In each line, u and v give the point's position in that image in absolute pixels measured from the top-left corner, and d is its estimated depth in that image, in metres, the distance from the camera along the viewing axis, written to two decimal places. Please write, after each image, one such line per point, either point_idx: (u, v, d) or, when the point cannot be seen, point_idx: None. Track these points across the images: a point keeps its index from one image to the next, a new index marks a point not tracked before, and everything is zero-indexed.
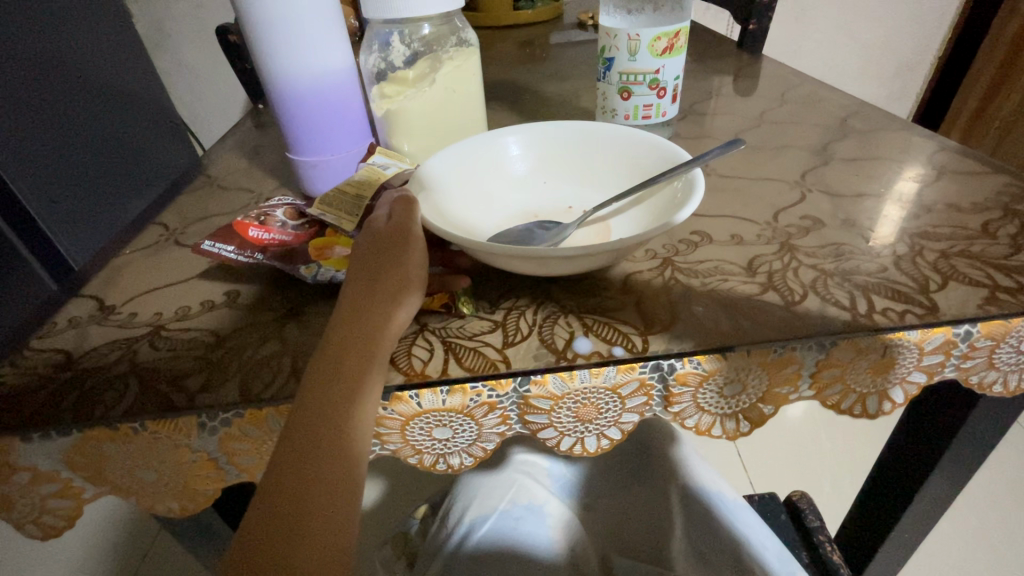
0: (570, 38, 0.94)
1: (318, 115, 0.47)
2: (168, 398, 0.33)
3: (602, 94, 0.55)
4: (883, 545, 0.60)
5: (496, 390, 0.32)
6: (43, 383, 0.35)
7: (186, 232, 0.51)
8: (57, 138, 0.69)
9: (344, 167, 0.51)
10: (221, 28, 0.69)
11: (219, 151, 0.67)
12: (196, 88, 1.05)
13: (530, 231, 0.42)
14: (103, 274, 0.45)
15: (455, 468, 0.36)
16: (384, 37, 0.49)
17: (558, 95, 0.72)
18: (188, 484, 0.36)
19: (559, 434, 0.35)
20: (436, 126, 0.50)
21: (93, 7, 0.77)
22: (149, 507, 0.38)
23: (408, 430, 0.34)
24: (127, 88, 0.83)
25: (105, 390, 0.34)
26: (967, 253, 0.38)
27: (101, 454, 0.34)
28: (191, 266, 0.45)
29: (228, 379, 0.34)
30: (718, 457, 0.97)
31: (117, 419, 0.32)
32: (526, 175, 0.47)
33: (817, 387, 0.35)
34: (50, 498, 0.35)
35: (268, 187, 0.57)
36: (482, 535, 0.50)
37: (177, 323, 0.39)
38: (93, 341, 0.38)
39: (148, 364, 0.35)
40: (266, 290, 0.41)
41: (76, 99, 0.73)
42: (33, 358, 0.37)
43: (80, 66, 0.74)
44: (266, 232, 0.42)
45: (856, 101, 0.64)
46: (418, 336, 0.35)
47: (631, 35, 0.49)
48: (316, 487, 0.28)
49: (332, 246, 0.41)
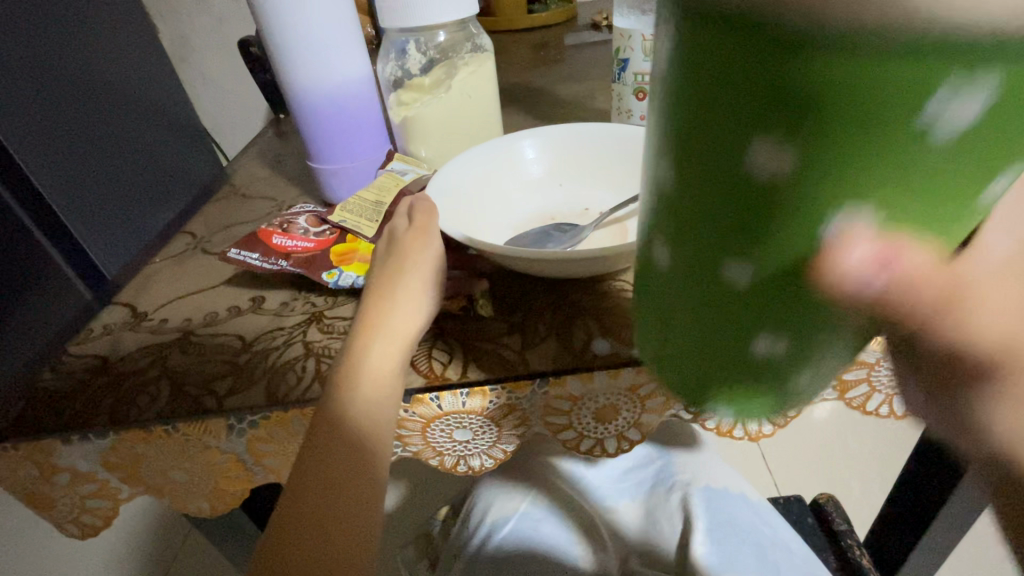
0: (584, 39, 0.95)
1: (336, 124, 0.48)
2: (199, 401, 0.34)
3: (617, 95, 0.55)
4: (915, 548, 0.59)
5: (515, 392, 0.33)
6: (81, 386, 0.37)
7: (212, 240, 0.53)
8: (84, 150, 0.71)
9: (364, 173, 0.52)
10: (242, 42, 0.71)
11: (243, 161, 0.69)
12: (219, 99, 1.08)
13: (547, 233, 0.42)
14: (134, 283, 0.47)
15: (476, 470, 0.37)
16: (401, 45, 0.49)
17: (573, 97, 0.72)
18: (218, 485, 0.38)
19: (579, 436, 0.35)
20: (453, 130, 0.50)
21: (120, 24, 0.80)
22: (181, 505, 0.39)
23: (430, 432, 0.34)
24: (155, 102, 0.86)
25: (140, 393, 0.35)
26: None
27: (135, 455, 0.35)
28: (217, 273, 0.47)
29: (255, 382, 0.35)
30: (740, 459, 0.96)
31: (150, 422, 0.33)
32: (542, 177, 0.47)
33: (841, 388, 0.34)
34: (90, 497, 0.37)
35: (290, 195, 0.59)
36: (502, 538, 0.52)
37: (205, 329, 0.40)
38: (127, 347, 0.39)
39: (178, 369, 0.37)
40: (290, 295, 0.42)
41: (107, 113, 0.75)
42: (71, 363, 0.39)
43: (108, 81, 0.77)
44: (289, 239, 0.43)
45: None
46: (437, 339, 0.36)
47: (645, 35, 0.48)
48: (342, 489, 0.29)
49: (354, 251, 0.42)
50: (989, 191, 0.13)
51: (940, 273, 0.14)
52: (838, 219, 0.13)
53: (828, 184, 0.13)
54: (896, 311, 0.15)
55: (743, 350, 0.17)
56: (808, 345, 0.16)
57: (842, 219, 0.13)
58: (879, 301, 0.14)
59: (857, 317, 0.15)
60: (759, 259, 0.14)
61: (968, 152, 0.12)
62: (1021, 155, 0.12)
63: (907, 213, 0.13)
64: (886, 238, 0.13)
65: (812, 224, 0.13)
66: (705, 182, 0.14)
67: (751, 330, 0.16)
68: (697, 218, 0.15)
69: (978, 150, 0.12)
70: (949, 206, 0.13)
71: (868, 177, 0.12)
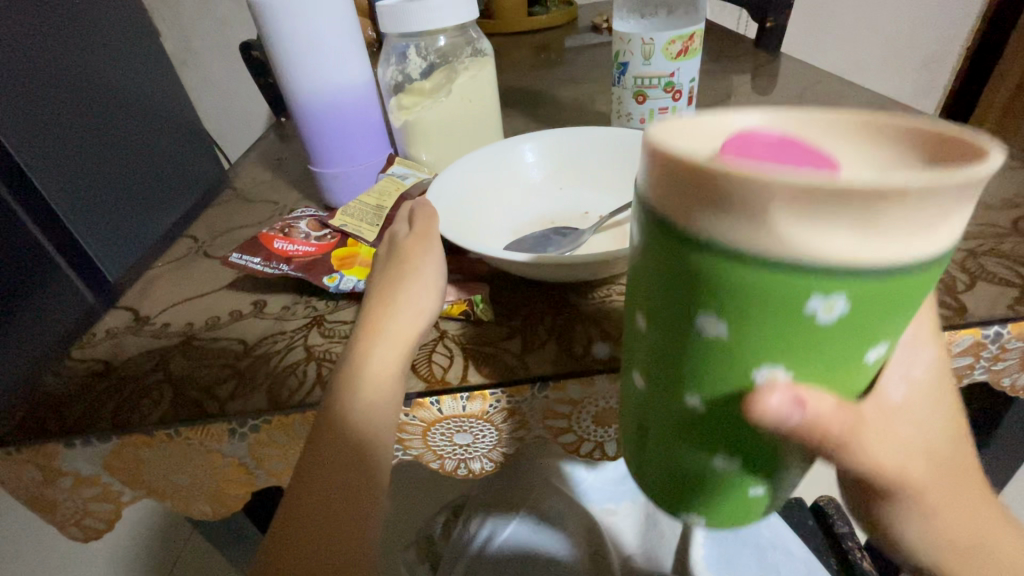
0: (585, 42, 0.95)
1: (337, 128, 0.49)
2: (202, 405, 0.34)
3: (616, 98, 0.55)
4: None
5: (515, 396, 0.33)
6: (84, 390, 0.37)
7: (214, 244, 0.53)
8: (86, 153, 0.71)
9: (365, 178, 0.52)
10: (244, 46, 0.71)
11: (245, 165, 0.69)
12: (221, 102, 1.08)
13: (547, 237, 0.42)
14: (137, 286, 0.47)
15: (476, 473, 0.37)
16: (401, 49, 0.50)
17: (573, 99, 0.73)
18: (220, 489, 0.38)
19: (579, 439, 0.36)
20: (453, 134, 0.51)
21: (122, 28, 0.80)
22: (183, 509, 0.40)
23: (430, 436, 0.34)
24: (157, 105, 0.86)
25: (142, 397, 0.36)
26: (996, 252, 0.37)
27: (137, 459, 0.35)
28: (219, 276, 0.47)
29: (256, 386, 0.35)
30: None
31: (152, 426, 0.34)
32: (542, 181, 0.47)
33: None
34: (93, 501, 0.37)
35: (291, 198, 0.59)
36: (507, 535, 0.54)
37: (207, 333, 0.40)
38: (130, 351, 0.40)
39: (181, 374, 0.37)
40: (292, 299, 0.42)
41: (109, 116, 0.76)
42: (74, 367, 0.39)
43: (111, 84, 0.77)
44: (290, 244, 0.43)
45: (880, 98, 0.62)
46: (438, 343, 0.36)
47: (644, 39, 0.49)
48: (342, 494, 0.29)
49: (355, 255, 0.42)
50: (877, 356, 0.16)
51: (853, 417, 0.17)
52: (761, 368, 0.16)
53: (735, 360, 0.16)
54: (822, 448, 0.17)
55: (702, 460, 0.19)
56: (752, 459, 0.19)
57: (763, 370, 0.16)
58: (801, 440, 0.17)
59: (792, 445, 0.18)
60: (704, 392, 0.17)
61: (850, 332, 0.15)
62: (890, 336, 0.16)
63: (812, 370, 0.16)
64: (801, 387, 0.16)
65: (740, 372, 0.16)
66: (659, 329, 0.18)
67: (705, 447, 0.19)
68: (656, 354, 0.18)
69: (857, 332, 0.15)
70: (847, 364, 0.16)
71: (776, 347, 0.15)
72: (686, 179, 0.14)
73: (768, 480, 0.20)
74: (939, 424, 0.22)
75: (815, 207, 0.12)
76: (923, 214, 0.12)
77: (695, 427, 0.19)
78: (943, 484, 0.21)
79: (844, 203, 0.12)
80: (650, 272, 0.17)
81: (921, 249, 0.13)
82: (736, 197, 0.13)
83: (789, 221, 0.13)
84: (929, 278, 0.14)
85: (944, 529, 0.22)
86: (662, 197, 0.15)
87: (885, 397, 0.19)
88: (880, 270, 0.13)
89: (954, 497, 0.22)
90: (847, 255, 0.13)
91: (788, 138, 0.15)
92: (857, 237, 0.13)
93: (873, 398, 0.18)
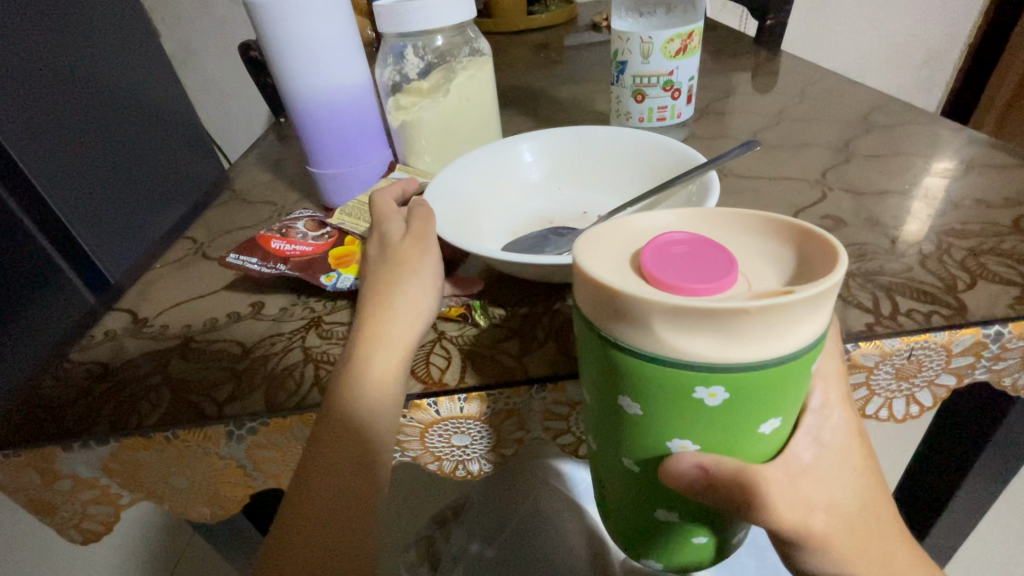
0: (584, 40, 0.95)
1: (336, 129, 0.48)
2: (200, 408, 0.34)
3: (615, 98, 0.55)
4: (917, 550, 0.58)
5: (513, 397, 0.33)
6: (83, 393, 0.37)
7: (213, 245, 0.53)
8: (86, 154, 0.71)
9: (364, 179, 0.52)
10: (243, 46, 0.71)
11: (244, 165, 0.69)
12: (220, 102, 1.08)
13: (545, 237, 0.42)
14: (136, 288, 0.47)
15: (474, 475, 0.37)
16: (399, 49, 0.49)
17: (573, 98, 0.72)
18: (218, 491, 0.38)
19: (576, 440, 0.36)
20: (452, 134, 0.51)
21: (122, 29, 0.80)
22: (181, 511, 0.40)
23: (428, 438, 0.34)
24: (157, 106, 0.86)
25: (140, 400, 0.36)
26: (997, 251, 0.36)
27: (135, 461, 0.35)
28: (219, 277, 0.47)
29: (254, 389, 0.35)
30: None
31: (151, 429, 0.34)
32: (540, 181, 0.47)
33: None
34: (91, 503, 0.37)
35: (290, 199, 0.59)
36: (495, 553, 0.54)
37: (205, 335, 0.40)
38: (129, 353, 0.40)
39: (179, 376, 0.37)
40: (290, 300, 0.42)
41: (109, 117, 0.76)
42: (73, 369, 0.39)
43: (111, 85, 0.77)
44: (288, 243, 0.43)
45: (881, 96, 0.62)
46: (435, 344, 0.36)
47: (642, 38, 0.48)
48: (343, 497, 0.29)
49: (352, 254, 0.42)
50: (768, 428, 0.22)
51: (751, 474, 0.22)
52: (673, 441, 0.22)
53: (656, 435, 0.22)
54: (731, 499, 0.23)
55: (650, 512, 0.26)
56: (685, 511, 0.25)
57: (675, 443, 0.22)
58: (707, 493, 0.22)
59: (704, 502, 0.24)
60: (636, 458, 0.24)
61: (734, 411, 0.20)
62: (768, 416, 0.21)
63: (710, 440, 0.22)
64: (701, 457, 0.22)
65: (660, 442, 0.23)
66: (602, 408, 0.24)
67: (649, 504, 0.25)
68: (603, 428, 0.25)
69: (737, 412, 0.21)
70: (739, 434, 0.22)
71: (678, 423, 0.21)
72: (609, 303, 0.19)
73: (706, 530, 0.26)
74: (853, 486, 0.27)
75: (685, 323, 0.18)
76: (775, 322, 0.18)
77: (639, 484, 0.25)
78: (844, 531, 0.27)
79: (705, 320, 0.17)
80: (590, 371, 0.23)
81: (777, 349, 0.19)
82: (633, 312, 0.18)
83: (670, 331, 0.18)
84: (796, 367, 0.20)
85: (851, 566, 0.27)
86: (587, 308, 0.21)
87: (792, 456, 0.24)
88: (749, 363, 0.19)
89: (858, 541, 0.27)
90: (716, 355, 0.18)
91: (688, 247, 0.21)
92: (722, 340, 0.18)
93: (777, 459, 0.24)
